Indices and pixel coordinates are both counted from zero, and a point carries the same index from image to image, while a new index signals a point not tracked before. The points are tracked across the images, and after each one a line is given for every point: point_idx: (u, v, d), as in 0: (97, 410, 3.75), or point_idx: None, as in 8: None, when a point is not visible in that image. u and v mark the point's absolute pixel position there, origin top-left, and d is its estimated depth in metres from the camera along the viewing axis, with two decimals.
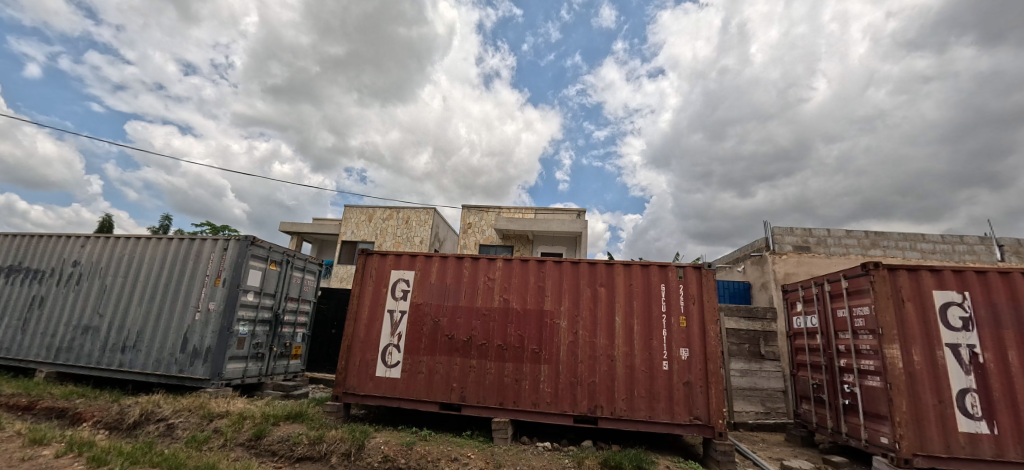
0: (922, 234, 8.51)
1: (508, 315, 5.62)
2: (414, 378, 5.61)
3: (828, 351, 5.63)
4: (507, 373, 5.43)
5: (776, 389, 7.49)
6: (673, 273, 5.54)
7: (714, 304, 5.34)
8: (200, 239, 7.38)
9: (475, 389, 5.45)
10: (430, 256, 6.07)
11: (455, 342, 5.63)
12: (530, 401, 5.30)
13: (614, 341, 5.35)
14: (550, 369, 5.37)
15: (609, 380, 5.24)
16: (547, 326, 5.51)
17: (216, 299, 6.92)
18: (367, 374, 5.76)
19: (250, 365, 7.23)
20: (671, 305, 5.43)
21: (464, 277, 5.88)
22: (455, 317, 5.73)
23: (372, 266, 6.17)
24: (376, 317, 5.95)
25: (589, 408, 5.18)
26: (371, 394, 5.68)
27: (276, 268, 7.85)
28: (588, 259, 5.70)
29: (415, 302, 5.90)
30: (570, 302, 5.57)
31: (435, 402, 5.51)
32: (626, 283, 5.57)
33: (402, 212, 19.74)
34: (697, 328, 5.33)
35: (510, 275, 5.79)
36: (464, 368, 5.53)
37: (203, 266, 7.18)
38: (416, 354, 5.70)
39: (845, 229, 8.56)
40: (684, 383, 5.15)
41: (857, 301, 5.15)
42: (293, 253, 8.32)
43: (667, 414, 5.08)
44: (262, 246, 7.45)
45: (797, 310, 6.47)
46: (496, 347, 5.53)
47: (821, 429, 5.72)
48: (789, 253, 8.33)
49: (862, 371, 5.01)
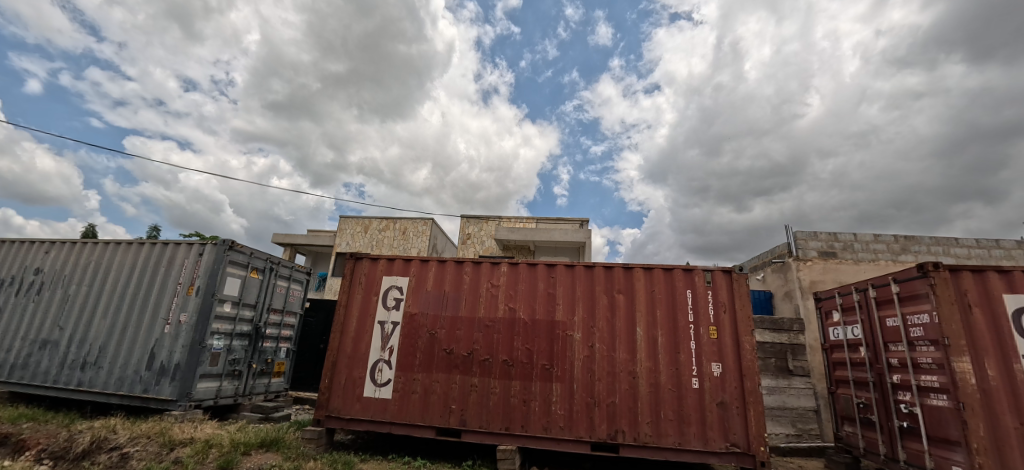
0: (956, 238, 7.93)
1: (515, 327, 4.96)
2: (407, 399, 4.91)
3: (877, 366, 4.97)
4: (513, 393, 4.74)
5: (808, 409, 6.78)
6: (700, 278, 4.92)
7: (747, 312, 4.70)
8: (174, 245, 6.78)
9: (477, 412, 4.75)
10: (426, 260, 5.44)
11: (455, 357, 4.95)
12: (540, 426, 4.61)
13: (636, 356, 4.69)
14: (563, 388, 4.69)
15: (631, 401, 4.56)
16: (558, 338, 4.86)
17: (187, 310, 6.27)
18: (353, 394, 5.06)
19: (225, 385, 6.50)
20: (699, 314, 4.79)
21: (464, 284, 5.23)
22: (454, 329, 5.06)
23: (362, 272, 5.53)
24: (365, 329, 5.27)
25: (609, 433, 4.48)
26: (358, 418, 4.96)
27: (257, 276, 7.18)
28: (603, 263, 5.09)
29: (409, 312, 5.24)
30: (584, 312, 4.92)
31: (431, 427, 4.79)
32: (647, 289, 4.94)
33: (399, 222, 19.14)
34: (729, 340, 4.68)
35: (515, 281, 5.15)
36: (464, 387, 4.84)
37: (176, 273, 6.56)
38: (410, 372, 5.00)
39: (873, 233, 7.96)
40: (717, 404, 4.47)
41: (912, 309, 4.52)
42: (278, 260, 7.66)
43: (699, 441, 4.38)
44: (243, 252, 6.83)
45: (834, 320, 5.82)
46: (501, 362, 4.86)
47: (871, 456, 5.01)
48: (813, 260, 7.73)
49: (922, 389, 4.35)
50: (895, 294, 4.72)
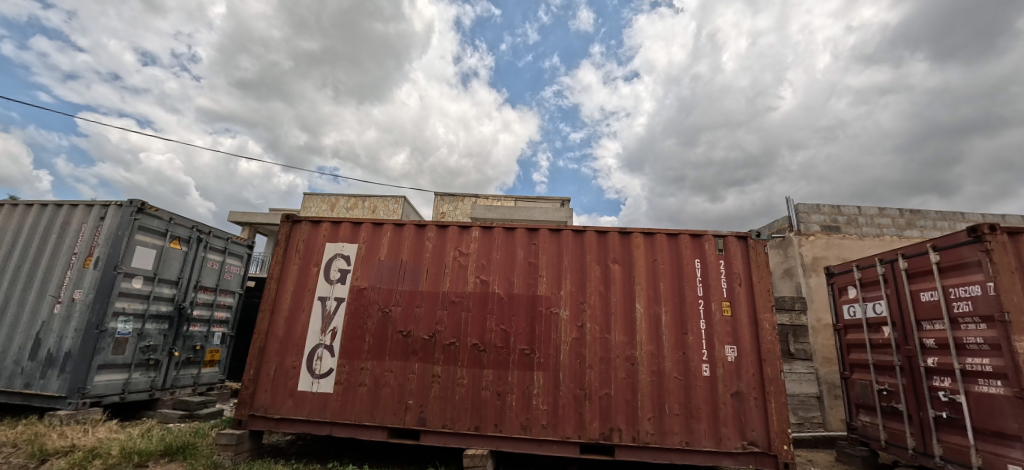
0: (961, 213, 7.45)
1: (488, 303, 4.03)
2: (352, 393, 3.93)
3: (906, 348, 4.32)
4: (484, 384, 3.83)
5: (809, 395, 6.23)
6: (710, 245, 4.11)
7: (766, 285, 3.92)
8: (70, 206, 5.51)
9: (440, 408, 3.82)
10: (380, 223, 4.43)
11: (413, 341, 3.99)
12: (518, 425, 3.73)
13: (635, 338, 3.85)
14: (547, 378, 3.81)
15: (628, 393, 3.73)
16: (541, 317, 3.96)
17: (83, 286, 5.04)
18: (285, 387, 4.03)
19: (136, 377, 5.35)
20: (709, 288, 3.98)
21: (426, 252, 4.25)
22: (412, 306, 4.09)
23: (300, 237, 4.49)
24: (301, 307, 4.24)
25: (601, 432, 3.65)
26: (290, 418, 3.95)
27: (180, 247, 5.99)
28: (595, 227, 4.22)
29: (358, 286, 4.23)
30: (572, 285, 4.04)
31: (383, 427, 3.84)
32: (649, 258, 4.10)
33: (368, 201, 17.82)
34: (745, 319, 3.88)
35: (489, 249, 4.21)
36: (424, 378, 3.89)
37: (72, 241, 5.32)
38: (356, 360, 4.01)
39: (878, 207, 7.37)
40: (733, 395, 3.68)
41: (958, 281, 3.84)
42: (208, 229, 6.47)
43: (711, 440, 3.59)
44: (159, 217, 5.63)
45: (850, 297, 5.16)
46: (470, 347, 3.93)
47: (895, 450, 4.39)
48: (816, 234, 7.08)
49: (968, 373, 3.71)
50: (934, 265, 4.04)
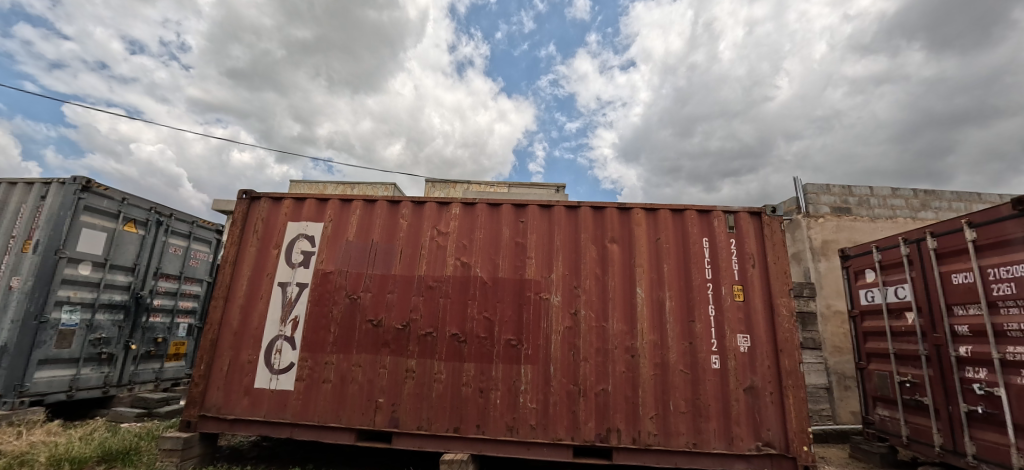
0: (977, 194, 7.03)
1: (469, 289, 3.56)
2: (315, 390, 3.47)
3: (933, 336, 3.91)
4: (465, 380, 3.38)
5: (819, 386, 5.86)
6: (720, 222, 3.65)
7: (783, 267, 3.47)
8: (8, 184, 4.94)
9: (415, 407, 3.37)
10: (349, 200, 3.94)
11: (384, 331, 3.52)
12: (503, 425, 3.28)
13: (636, 327, 3.40)
14: (536, 373, 3.36)
15: (628, 388, 3.29)
16: (528, 303, 3.50)
17: (20, 273, 4.49)
18: (239, 384, 3.56)
19: (85, 373, 4.86)
20: (720, 269, 3.52)
21: (400, 232, 3.77)
22: (384, 292, 3.61)
23: (259, 216, 3.99)
24: (258, 293, 3.75)
25: (597, 433, 3.21)
26: (245, 419, 3.49)
27: (136, 230, 5.46)
28: (591, 202, 3.74)
29: (322, 270, 3.74)
30: (565, 267, 3.57)
31: (350, 429, 3.38)
32: (651, 237, 3.64)
33: (357, 188, 17.18)
34: (760, 305, 3.44)
35: (471, 227, 3.73)
36: (396, 373, 3.43)
37: (10, 223, 4.76)
38: (320, 353, 3.54)
39: (891, 188, 6.94)
40: (746, 390, 3.25)
41: (997, 260, 3.41)
42: (170, 211, 5.94)
43: (721, 441, 3.16)
44: (109, 197, 5.09)
45: (868, 281, 4.74)
46: (449, 338, 3.47)
47: (919, 447, 4.01)
48: (826, 217, 6.66)
49: (1008, 364, 3.30)
50: (969, 243, 3.61)
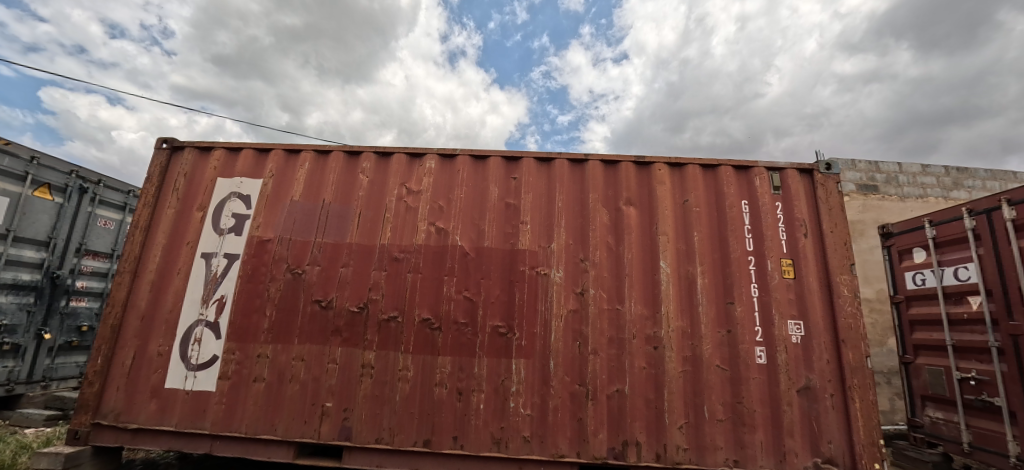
0: (1012, 172, 6.41)
1: (446, 262, 2.77)
2: (243, 392, 2.67)
3: (1009, 324, 3.24)
4: (439, 378, 2.61)
5: None
6: (763, 181, 2.90)
7: (843, 236, 2.74)
8: None
9: (374, 413, 2.59)
10: (296, 151, 3.12)
11: (334, 316, 2.73)
12: (488, 437, 2.53)
13: (659, 311, 2.65)
14: (531, 370, 2.60)
15: (649, 390, 2.55)
16: (521, 281, 2.73)
17: None
18: (147, 384, 2.74)
19: None
20: (764, 239, 2.78)
21: (358, 191, 2.96)
22: (336, 266, 2.81)
23: (181, 170, 3.14)
24: (175, 268, 2.92)
25: (611, 448, 2.48)
26: (152, 429, 2.67)
27: (51, 197, 4.54)
28: (601, 155, 2.97)
29: (258, 238, 2.92)
30: (569, 236, 2.80)
31: (287, 442, 2.59)
32: (677, 198, 2.89)
33: None
34: (815, 283, 2.71)
35: (449, 185, 2.94)
36: (349, 370, 2.64)
37: None
38: (252, 343, 2.74)
39: (921, 164, 6.28)
40: (800, 391, 2.53)
41: None
42: (97, 177, 5.02)
43: (770, 458, 2.45)
44: (12, 154, 4.16)
45: (916, 262, 4.07)
46: (419, 324, 2.69)
47: (988, 457, 3.34)
48: (851, 194, 5.98)
49: None
50: None
